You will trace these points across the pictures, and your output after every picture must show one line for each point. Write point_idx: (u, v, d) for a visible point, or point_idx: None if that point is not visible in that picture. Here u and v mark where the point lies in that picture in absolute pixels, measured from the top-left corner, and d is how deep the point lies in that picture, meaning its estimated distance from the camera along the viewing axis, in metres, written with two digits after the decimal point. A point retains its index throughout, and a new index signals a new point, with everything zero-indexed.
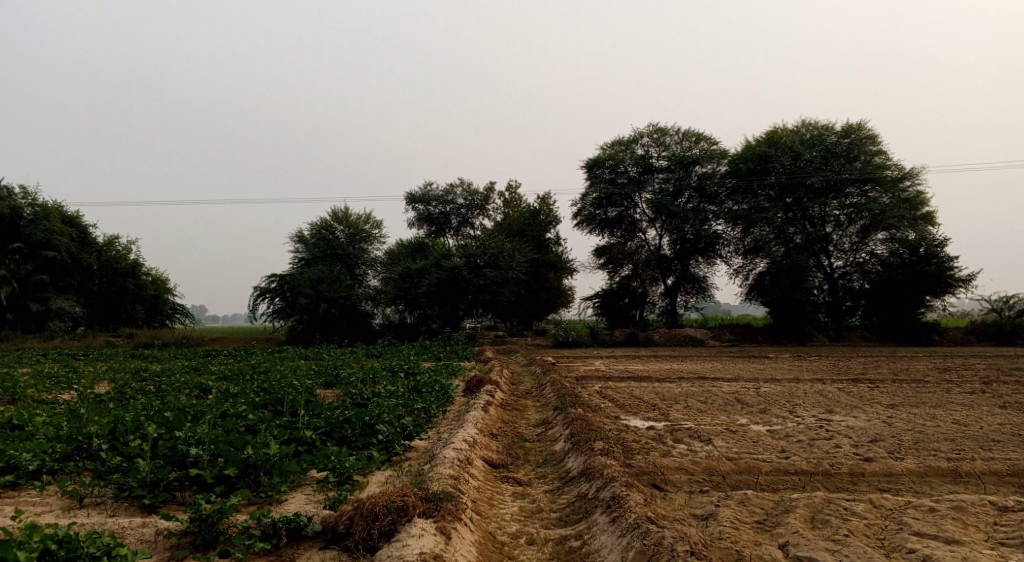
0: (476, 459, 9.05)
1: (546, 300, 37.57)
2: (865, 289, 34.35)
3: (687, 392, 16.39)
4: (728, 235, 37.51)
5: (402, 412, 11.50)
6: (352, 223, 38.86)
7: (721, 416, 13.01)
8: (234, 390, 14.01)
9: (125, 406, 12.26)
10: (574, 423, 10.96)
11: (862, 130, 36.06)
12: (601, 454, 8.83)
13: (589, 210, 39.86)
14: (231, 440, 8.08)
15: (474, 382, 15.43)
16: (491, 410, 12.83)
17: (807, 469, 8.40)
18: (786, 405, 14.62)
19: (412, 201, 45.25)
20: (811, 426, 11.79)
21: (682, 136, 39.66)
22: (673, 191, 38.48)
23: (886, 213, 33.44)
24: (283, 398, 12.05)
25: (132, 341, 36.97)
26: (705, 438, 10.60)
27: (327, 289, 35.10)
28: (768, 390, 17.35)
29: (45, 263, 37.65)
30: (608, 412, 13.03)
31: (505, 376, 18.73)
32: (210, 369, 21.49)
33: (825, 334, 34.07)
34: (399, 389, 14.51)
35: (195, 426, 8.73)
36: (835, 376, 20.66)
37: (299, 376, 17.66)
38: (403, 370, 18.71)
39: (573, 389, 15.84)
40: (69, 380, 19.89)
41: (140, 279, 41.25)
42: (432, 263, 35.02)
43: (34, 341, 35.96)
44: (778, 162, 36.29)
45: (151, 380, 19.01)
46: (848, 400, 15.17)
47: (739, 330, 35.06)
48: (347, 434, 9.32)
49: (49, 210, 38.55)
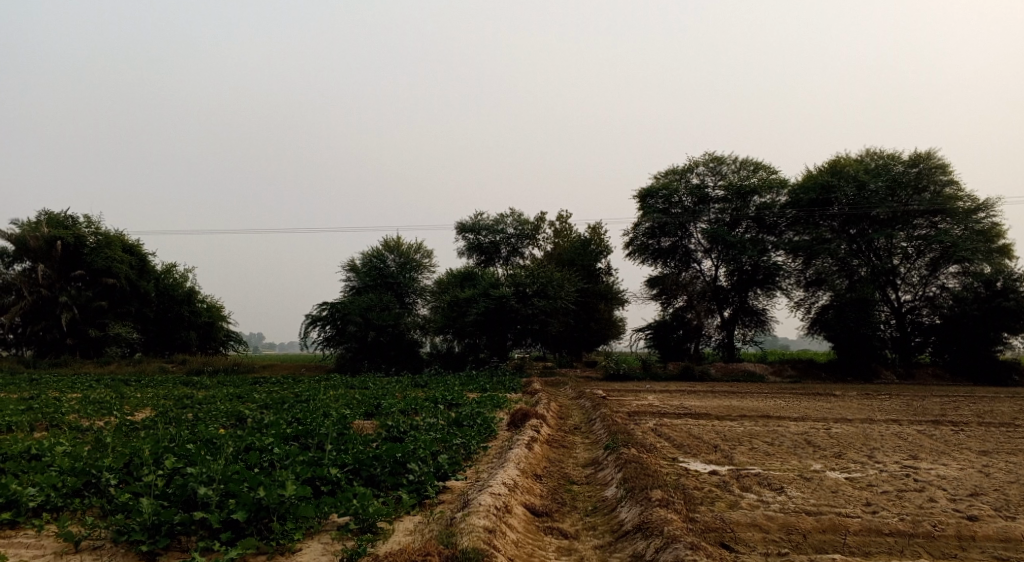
0: (516, 506, 8.06)
1: (598, 331, 36.45)
2: (935, 325, 32.40)
3: (750, 432, 15.11)
4: (789, 267, 35.77)
5: (440, 449, 10.62)
6: (404, 252, 38.37)
7: (791, 461, 11.78)
8: (269, 421, 13.30)
9: (154, 435, 11.62)
10: (627, 465, 9.89)
11: (932, 159, 34.31)
12: (660, 505, 7.78)
13: (642, 240, 38.78)
14: (245, 478, 7.29)
15: (519, 415, 14.48)
16: (536, 447, 11.84)
17: (904, 530, 7.23)
18: (863, 449, 13.27)
19: (463, 230, 44.77)
20: (895, 474, 10.51)
21: (739, 164, 38.33)
22: (730, 221, 37.13)
23: (959, 244, 31.69)
24: (315, 430, 11.26)
25: (185, 367, 36.98)
26: (775, 487, 9.44)
27: (376, 318, 34.63)
28: (839, 431, 15.96)
29: (104, 289, 38.02)
30: (664, 453, 11.91)
31: (553, 410, 17.72)
32: (254, 397, 20.93)
33: (893, 371, 32.13)
34: (440, 422, 13.61)
35: (212, 459, 7.96)
36: (911, 416, 19.09)
37: (339, 406, 16.91)
38: (447, 401, 17.87)
39: (625, 425, 14.73)
40: (113, 405, 19.52)
41: (195, 307, 41.47)
42: (481, 292, 34.24)
43: (91, 366, 36.21)
44: (842, 192, 34.78)
45: (193, 407, 18.48)
46: (932, 445, 13.74)
47: (801, 366, 33.37)
48: (376, 473, 8.44)
49: (110, 238, 38.97)
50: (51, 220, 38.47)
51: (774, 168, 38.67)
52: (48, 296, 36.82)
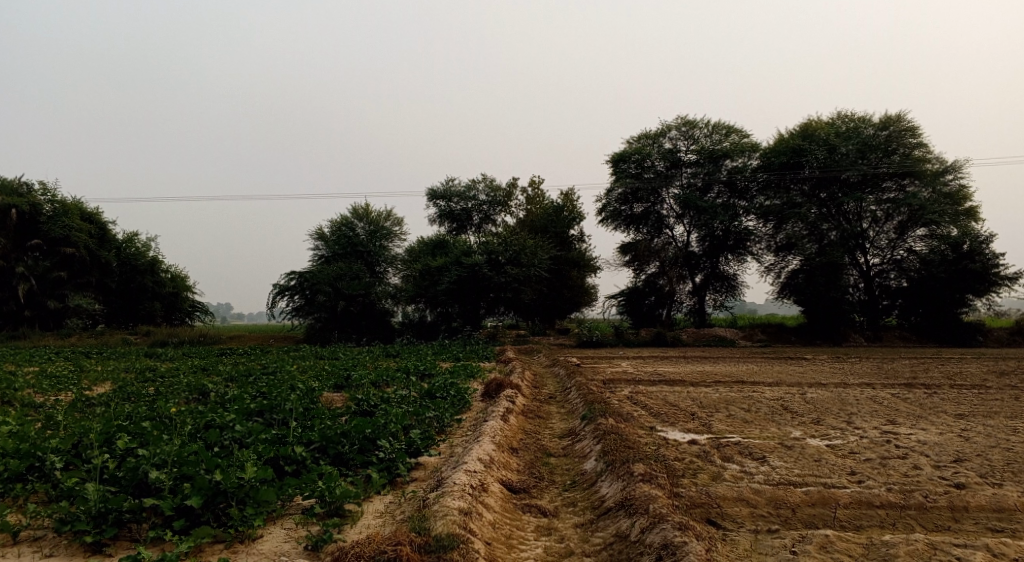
0: (492, 483, 7.70)
1: (570, 298, 36.21)
2: (903, 288, 32.57)
3: (727, 399, 14.90)
4: (760, 231, 35.71)
5: (412, 422, 10.25)
6: (373, 220, 37.64)
7: (771, 428, 11.56)
8: (234, 395, 12.78)
9: (111, 412, 11.08)
10: (606, 436, 9.57)
11: (901, 122, 34.22)
12: (643, 480, 7.48)
13: (614, 206, 38.44)
14: (200, 459, 6.86)
15: (494, 386, 14.11)
16: (511, 418, 11.50)
17: (896, 502, 7.03)
18: (841, 414, 13.11)
19: (433, 197, 44.03)
20: (877, 440, 10.32)
21: (711, 129, 37.96)
22: (702, 186, 36.85)
23: (927, 207, 31.75)
24: (280, 405, 10.80)
25: (149, 339, 36.13)
26: (758, 456, 9.18)
27: (346, 287, 34.02)
28: (815, 396, 15.83)
29: (63, 260, 36.86)
30: (642, 423, 11.62)
31: (527, 378, 17.42)
32: (219, 369, 20.33)
33: (862, 334, 32.31)
34: (411, 394, 13.19)
35: (166, 440, 7.50)
36: (884, 380, 19.07)
37: (307, 378, 16.43)
38: (419, 371, 17.48)
39: (601, 393, 14.46)
40: (71, 379, 18.80)
41: (159, 277, 40.48)
42: (452, 260, 33.76)
43: (51, 339, 35.20)
44: (812, 156, 34.61)
45: (155, 381, 17.85)
46: (908, 409, 13.62)
47: (772, 331, 33.42)
48: (344, 451, 8.00)
49: (68, 207, 37.68)
50: (5, 189, 37.05)
51: (745, 132, 38.36)
52: (5, 267, 35.59)
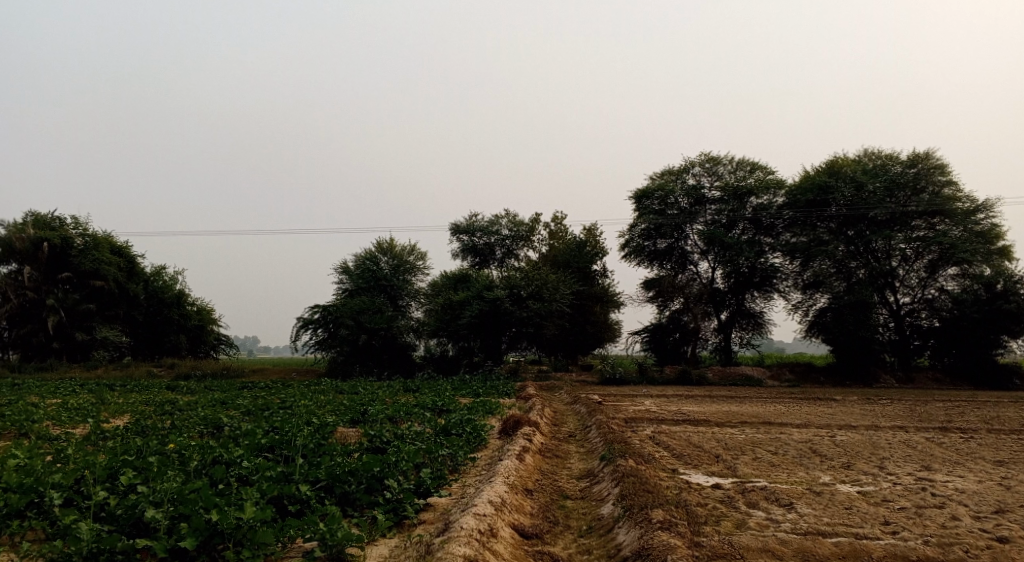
0: (502, 527, 7.37)
1: (593, 334, 35.79)
2: (935, 328, 31.80)
3: (753, 441, 14.41)
4: (786, 269, 35.15)
5: (424, 461, 9.95)
6: (397, 254, 37.62)
7: (798, 472, 11.09)
8: (247, 429, 12.56)
9: (122, 445, 10.90)
10: (624, 479, 9.21)
11: (931, 159, 33.70)
12: (661, 528, 7.12)
13: (638, 242, 38.14)
14: (200, 497, 6.65)
15: (511, 423, 13.77)
16: (527, 458, 11.14)
17: (933, 558, 6.68)
18: (872, 458, 12.58)
19: (457, 232, 44.05)
20: (911, 488, 9.83)
21: (736, 165, 37.66)
22: (727, 222, 36.45)
23: (958, 246, 31.10)
24: (292, 441, 10.56)
25: (173, 372, 36.18)
26: (784, 503, 8.75)
27: (369, 321, 33.87)
28: (844, 439, 15.29)
29: (92, 292, 37.18)
30: (663, 464, 11.21)
31: (547, 416, 17.06)
32: (238, 402, 20.17)
33: (892, 375, 31.51)
34: (427, 430, 12.89)
35: (168, 475, 7.29)
36: (917, 422, 18.43)
37: (324, 413, 16.19)
38: (438, 407, 17.19)
39: (621, 433, 14.06)
40: (91, 411, 18.73)
41: (184, 310, 40.73)
42: (475, 294, 33.58)
43: (77, 371, 35.37)
44: (839, 194, 34.14)
45: (173, 414, 17.72)
46: (943, 454, 13.06)
47: (799, 370, 32.72)
48: (350, 491, 7.73)
49: (98, 240, 38.14)
50: (38, 222, 37.62)
51: (771, 169, 38.02)
52: (35, 299, 35.94)
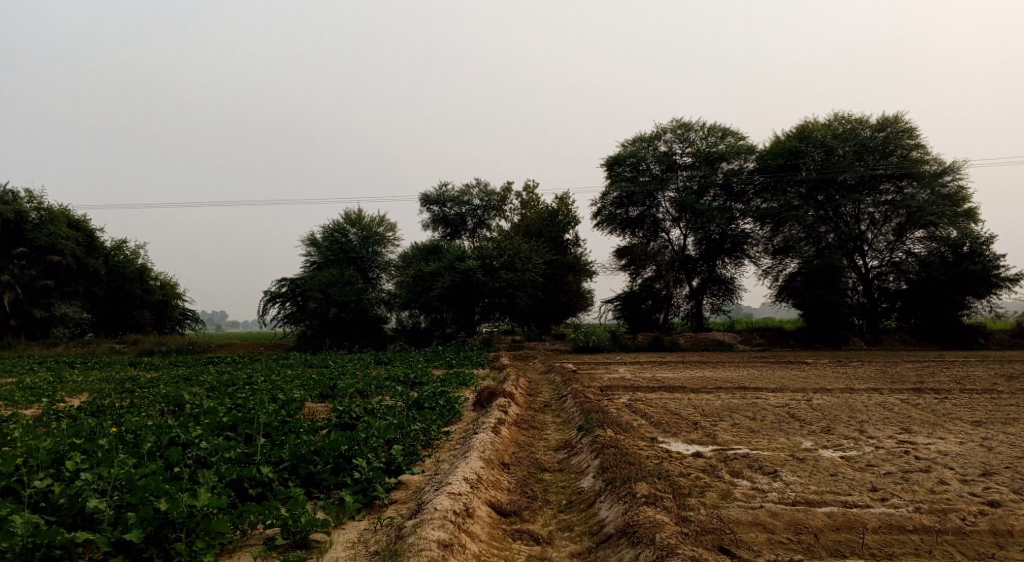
0: (478, 507, 7.01)
1: (566, 303, 35.53)
2: (902, 290, 31.94)
3: (731, 407, 14.16)
4: (757, 234, 35.03)
5: (395, 436, 9.52)
6: (366, 225, 36.83)
7: (780, 438, 10.84)
8: (210, 407, 12.02)
9: (75, 427, 10.33)
10: (604, 450, 8.87)
11: (899, 122, 33.58)
12: (646, 504, 6.81)
13: (610, 210, 37.79)
14: (150, 486, 6.27)
15: (485, 395, 13.38)
16: (503, 430, 10.74)
17: (930, 527, 6.58)
18: (852, 422, 12.38)
19: (427, 202, 43.31)
20: (894, 451, 9.61)
21: (707, 131, 37.31)
22: (698, 189, 36.15)
23: (925, 209, 31.21)
24: (255, 418, 10.05)
25: (137, 348, 35.26)
26: (769, 471, 8.47)
27: (337, 293, 33.19)
28: (821, 403, 15.12)
29: (50, 268, 35.99)
30: (642, 434, 10.91)
31: (521, 386, 16.72)
32: (203, 379, 19.54)
33: (862, 337, 31.67)
34: (398, 404, 12.44)
35: (117, 460, 6.87)
36: (891, 384, 18.37)
37: (292, 388, 15.67)
38: (409, 379, 16.75)
39: (598, 402, 13.74)
40: (47, 390, 18.00)
41: (148, 284, 39.68)
42: (446, 265, 33.05)
43: (37, 349, 34.34)
44: (809, 158, 33.99)
45: (135, 392, 17.06)
46: (921, 417, 12.90)
47: (770, 334, 32.75)
48: (315, 471, 7.33)
49: (54, 214, 36.82)
50: None
51: (742, 134, 37.73)
52: None
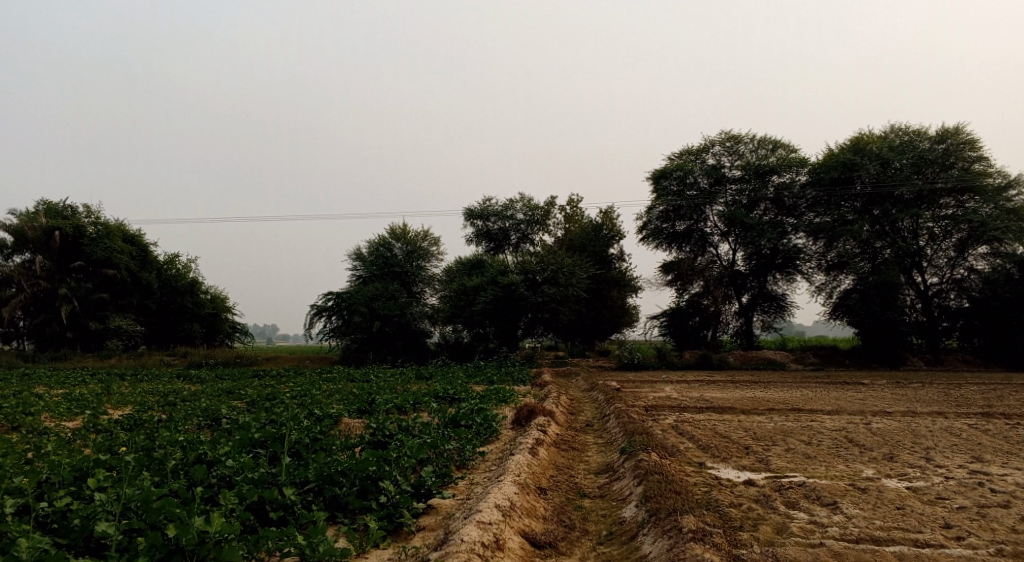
0: (510, 537, 6.65)
1: (610, 319, 34.92)
2: (964, 308, 30.63)
3: (783, 431, 13.44)
4: (810, 250, 33.94)
5: (428, 456, 9.11)
6: (411, 240, 36.75)
7: (838, 465, 10.16)
8: (243, 422, 11.76)
9: (107, 441, 10.14)
10: (648, 475, 8.36)
11: (960, 134, 32.30)
12: (694, 539, 6.35)
13: (656, 224, 37.10)
14: (162, 507, 6.06)
15: (525, 413, 12.92)
16: (541, 451, 10.26)
17: None
18: (914, 448, 11.61)
19: (471, 217, 43.11)
20: (965, 483, 8.88)
21: (757, 143, 36.41)
22: (747, 203, 35.23)
23: (988, 223, 29.77)
24: (286, 434, 9.74)
25: (186, 360, 35.62)
26: (828, 502, 7.85)
27: (382, 307, 33.10)
28: (881, 426, 14.30)
29: (104, 281, 36.61)
30: (689, 458, 10.33)
31: (563, 404, 16.21)
32: (246, 392, 19.42)
33: (921, 357, 30.40)
34: (433, 421, 12.04)
35: (135, 478, 6.65)
36: (955, 408, 17.35)
37: (332, 403, 15.40)
38: (449, 395, 16.38)
39: (642, 422, 13.17)
40: (92, 402, 18.03)
41: (198, 298, 40.17)
42: (489, 279, 32.70)
43: (90, 361, 34.88)
44: (864, 171, 32.87)
45: (179, 405, 17.00)
46: (992, 444, 12.03)
47: (823, 353, 31.62)
48: (340, 494, 7.04)
49: (110, 228, 37.56)
50: (50, 211, 37.10)
51: (793, 147, 36.74)
52: (47, 289, 35.43)
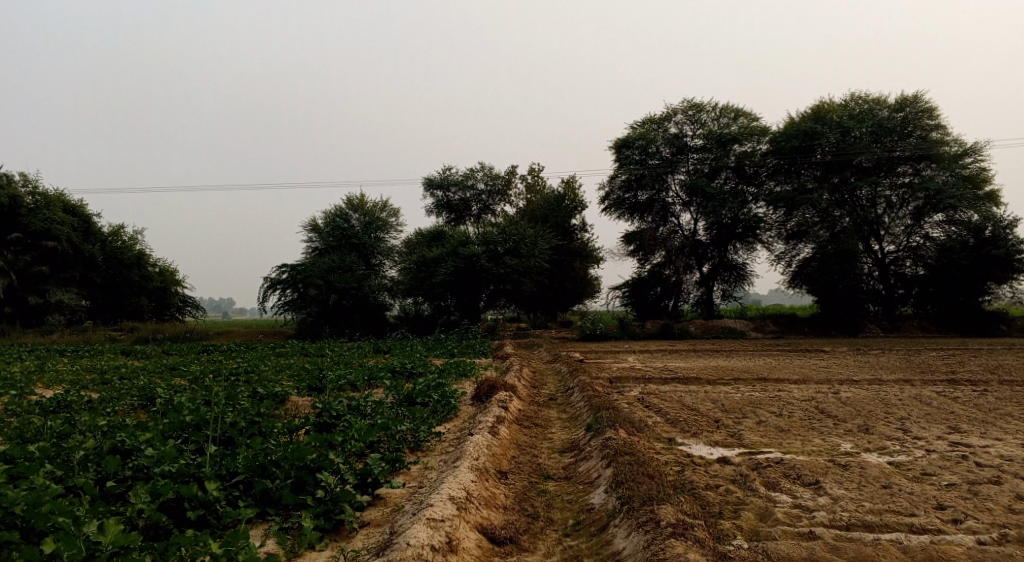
0: (465, 535, 6.21)
1: (572, 290, 34.42)
2: (920, 276, 30.67)
3: (753, 402, 12.90)
4: (770, 219, 33.60)
5: (376, 438, 8.35)
6: (369, 210, 35.56)
7: (815, 439, 9.61)
8: (179, 403, 10.82)
9: (22, 428, 9.14)
10: (615, 454, 7.75)
11: (918, 102, 32.03)
12: (675, 536, 5.92)
13: (618, 193, 36.47)
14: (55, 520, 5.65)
15: (485, 389, 12.14)
16: (501, 429, 9.56)
17: None
18: (889, 420, 11.15)
19: (430, 187, 42.02)
20: (949, 456, 8.38)
21: (719, 112, 35.80)
22: (709, 171, 34.70)
23: (944, 191, 29.78)
24: (224, 417, 8.88)
25: (134, 336, 34.17)
26: (810, 481, 7.30)
27: (338, 280, 31.96)
28: (850, 396, 13.88)
29: (45, 254, 34.75)
30: (658, 434, 9.69)
31: (525, 377, 15.52)
32: (192, 368, 18.33)
33: (879, 325, 30.40)
34: (386, 399, 11.20)
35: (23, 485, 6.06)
36: (921, 376, 17.07)
37: (282, 380, 14.46)
38: (407, 369, 15.56)
39: (609, 396, 12.55)
40: (22, 381, 16.78)
41: (146, 271, 38.47)
42: (449, 250, 31.84)
43: (31, 337, 33.27)
44: (824, 139, 32.42)
45: (118, 383, 15.88)
46: (965, 414, 11.63)
47: (784, 321, 31.43)
48: (273, 488, 6.50)
49: (50, 199, 35.65)
50: None
51: (755, 116, 36.21)
52: None
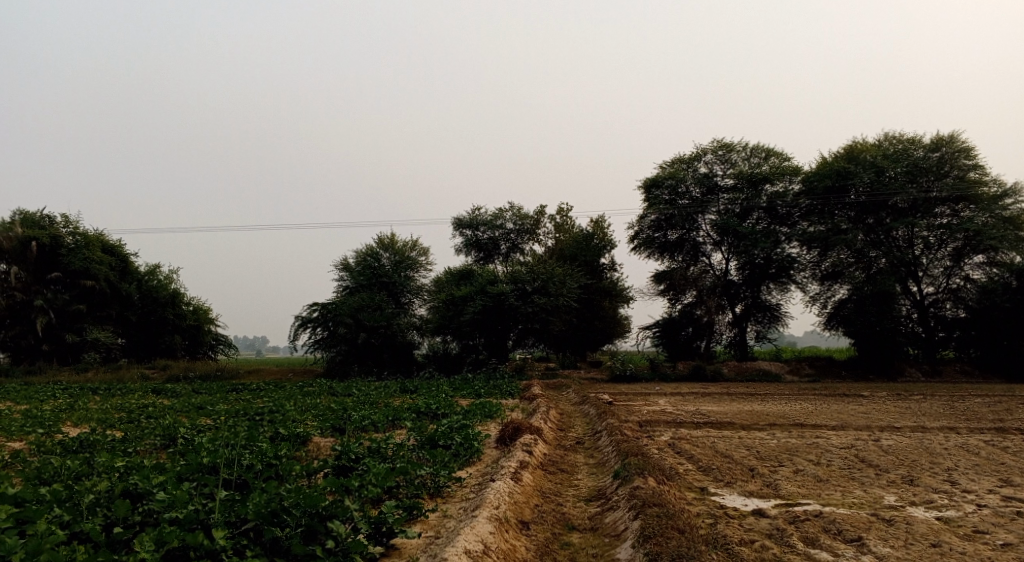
0: None
1: (602, 330, 34.00)
2: (961, 318, 29.80)
3: (789, 449, 12.38)
4: (803, 259, 32.94)
5: (393, 483, 8.06)
6: (399, 250, 35.62)
7: (855, 490, 9.11)
8: (200, 443, 10.64)
9: (42, 467, 9.03)
10: (642, 505, 7.38)
11: (955, 142, 31.41)
12: None
13: (647, 233, 36.15)
14: None
15: (510, 431, 11.82)
16: (524, 474, 9.22)
17: None
18: (933, 470, 10.59)
19: (460, 226, 42.08)
20: (1002, 513, 7.86)
21: (750, 152, 35.46)
22: (740, 211, 34.26)
23: (984, 232, 29.00)
24: (240, 459, 8.67)
25: (166, 374, 34.36)
26: (851, 538, 6.87)
27: (367, 318, 31.89)
28: (892, 444, 13.29)
29: (82, 292, 35.25)
30: (689, 483, 9.28)
31: (552, 419, 15.15)
32: (220, 407, 18.23)
33: (919, 368, 29.51)
34: (408, 441, 10.91)
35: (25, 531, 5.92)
36: (966, 423, 16.35)
37: (307, 420, 14.26)
38: (433, 410, 15.27)
39: (637, 440, 12.13)
40: (52, 420, 16.78)
41: (180, 309, 38.79)
42: (477, 289, 31.66)
43: (66, 374, 33.59)
44: (858, 179, 31.82)
45: (145, 422, 15.79)
46: (1016, 465, 11.02)
47: (820, 364, 30.65)
48: (282, 537, 6.24)
49: (89, 239, 36.27)
50: (26, 220, 35.68)
51: (787, 155, 35.81)
52: (23, 301, 34.12)
